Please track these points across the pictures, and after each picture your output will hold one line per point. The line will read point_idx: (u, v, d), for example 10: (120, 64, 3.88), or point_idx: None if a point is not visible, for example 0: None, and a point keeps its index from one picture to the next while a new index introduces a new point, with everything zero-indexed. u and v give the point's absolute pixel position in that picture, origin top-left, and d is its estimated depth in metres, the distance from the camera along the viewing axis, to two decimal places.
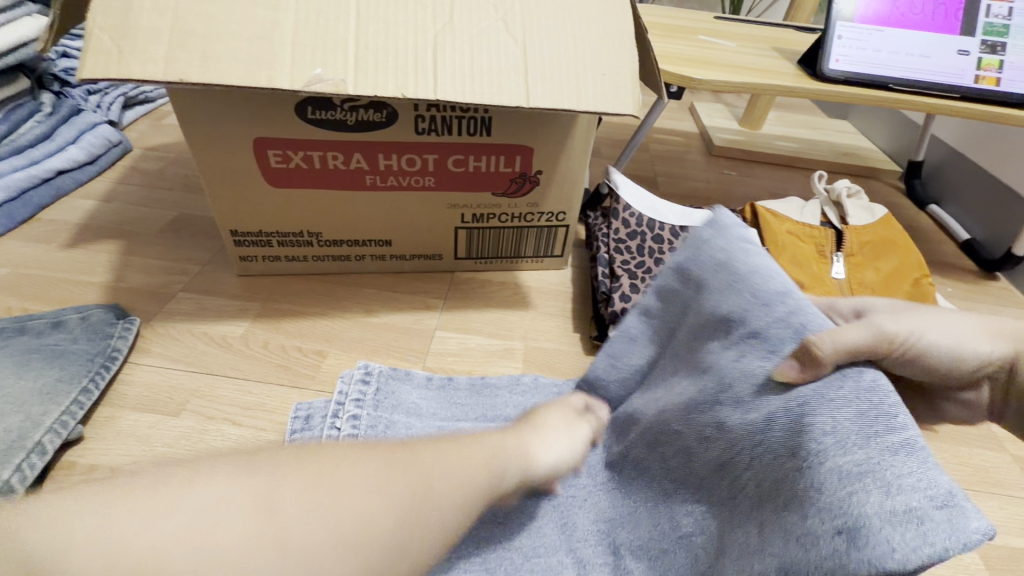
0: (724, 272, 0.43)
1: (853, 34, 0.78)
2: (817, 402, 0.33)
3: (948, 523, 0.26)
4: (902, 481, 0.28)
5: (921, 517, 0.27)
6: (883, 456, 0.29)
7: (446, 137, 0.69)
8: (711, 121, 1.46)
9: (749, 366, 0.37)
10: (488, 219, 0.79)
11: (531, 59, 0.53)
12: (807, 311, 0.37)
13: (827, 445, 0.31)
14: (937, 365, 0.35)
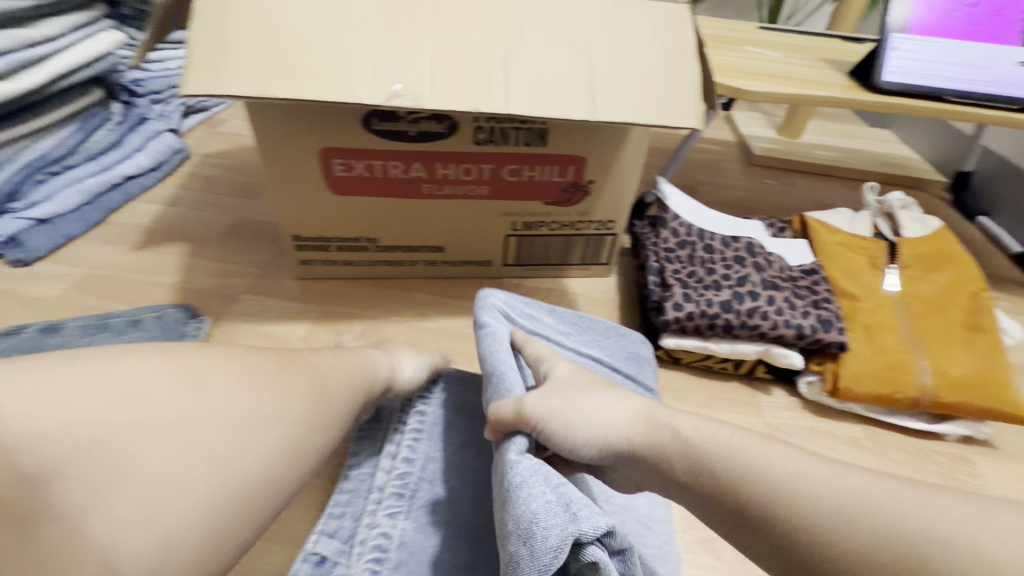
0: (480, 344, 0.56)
1: (908, 46, 0.77)
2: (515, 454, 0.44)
3: (563, 525, 0.38)
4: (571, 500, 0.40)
5: (569, 522, 0.38)
6: (554, 490, 0.40)
7: (503, 147, 0.71)
8: (749, 129, 1.46)
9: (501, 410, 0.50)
10: (539, 227, 0.81)
11: (597, 74, 0.55)
12: (504, 382, 0.50)
13: (517, 480, 0.42)
14: (566, 439, 0.45)
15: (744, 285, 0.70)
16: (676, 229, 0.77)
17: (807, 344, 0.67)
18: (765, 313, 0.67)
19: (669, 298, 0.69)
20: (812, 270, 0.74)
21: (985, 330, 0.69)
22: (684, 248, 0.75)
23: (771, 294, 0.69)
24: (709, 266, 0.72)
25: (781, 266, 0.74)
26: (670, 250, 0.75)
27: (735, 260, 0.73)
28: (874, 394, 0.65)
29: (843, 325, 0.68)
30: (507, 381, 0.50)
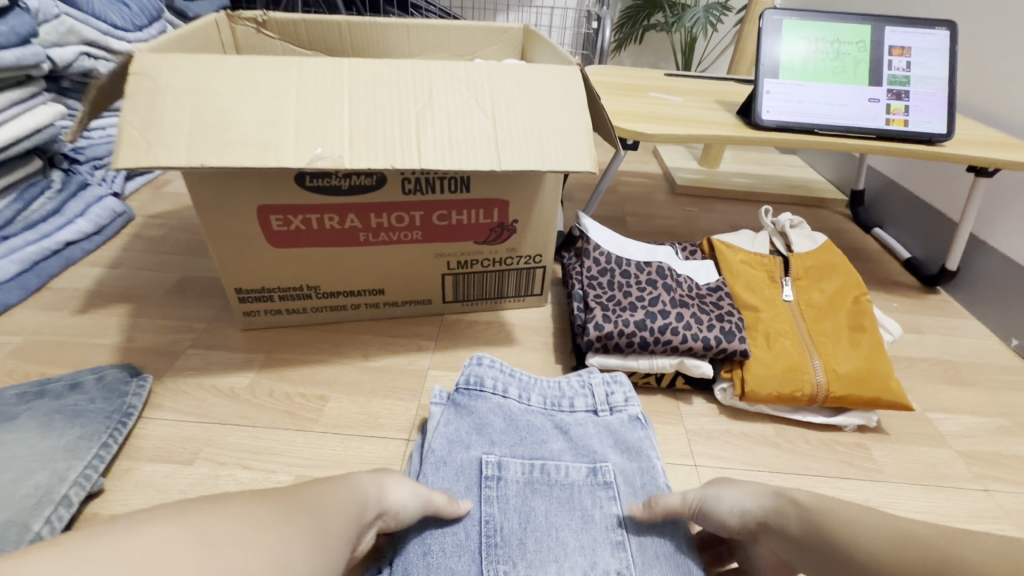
0: (478, 393, 0.68)
1: (781, 88, 0.89)
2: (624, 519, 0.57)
3: (669, 562, 0.54)
4: (643, 542, 0.55)
5: (661, 554, 0.54)
6: (631, 525, 0.56)
7: (430, 195, 0.77)
8: (673, 162, 1.60)
9: (533, 452, 0.63)
10: (471, 265, 0.87)
11: (500, 130, 0.62)
12: (524, 447, 0.63)
13: (615, 514, 0.57)
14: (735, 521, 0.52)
15: (656, 305, 0.77)
16: (597, 258, 0.85)
17: (715, 354, 0.74)
18: (675, 328, 0.74)
19: (591, 320, 0.76)
20: (717, 287, 0.83)
21: (865, 329, 0.78)
22: (604, 275, 0.83)
23: (679, 311, 0.76)
24: (626, 290, 0.80)
25: (690, 285, 0.82)
26: (592, 278, 0.83)
27: (648, 282, 0.80)
28: (776, 392, 0.73)
29: (744, 334, 0.75)
30: (512, 429, 0.65)
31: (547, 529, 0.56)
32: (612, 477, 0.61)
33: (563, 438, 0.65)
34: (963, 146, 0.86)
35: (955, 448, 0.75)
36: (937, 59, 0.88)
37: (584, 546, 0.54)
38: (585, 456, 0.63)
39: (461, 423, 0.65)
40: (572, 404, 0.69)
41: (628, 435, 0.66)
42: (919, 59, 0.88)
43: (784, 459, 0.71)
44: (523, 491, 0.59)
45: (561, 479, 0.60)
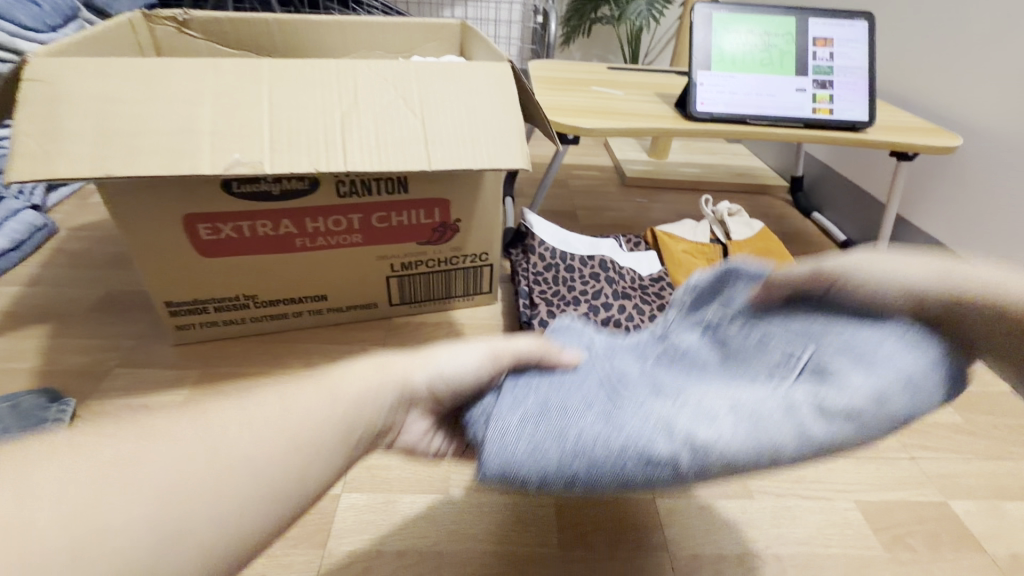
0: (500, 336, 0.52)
1: (714, 80, 0.91)
2: (799, 342, 0.35)
3: (888, 368, 0.32)
4: (850, 350, 0.33)
5: (871, 362, 0.32)
6: (839, 362, 0.33)
7: (367, 198, 0.75)
8: (623, 155, 1.62)
9: (596, 327, 0.43)
10: (416, 266, 0.86)
11: (430, 129, 0.61)
12: (575, 315, 0.47)
13: (779, 333, 0.36)
14: None
15: (599, 298, 0.78)
16: (542, 253, 0.85)
17: None
18: (617, 321, 0.75)
19: (536, 316, 0.76)
20: (659, 278, 0.84)
21: None
22: (549, 270, 0.83)
23: (621, 304, 0.77)
24: (570, 284, 0.80)
25: (632, 277, 0.83)
26: (537, 273, 0.83)
27: (592, 276, 0.81)
28: None
29: None
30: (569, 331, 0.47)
31: (652, 384, 0.34)
32: (723, 271, 0.38)
33: (651, 319, 0.42)
34: (884, 132, 0.90)
35: None
36: (857, 50, 0.91)
37: (748, 415, 0.31)
38: (691, 304, 0.40)
39: (563, 333, 0.39)
40: (633, 324, 0.42)
41: (710, 314, 0.38)
42: (841, 49, 0.91)
43: None
44: (591, 351, 0.38)
45: (683, 342, 0.38)
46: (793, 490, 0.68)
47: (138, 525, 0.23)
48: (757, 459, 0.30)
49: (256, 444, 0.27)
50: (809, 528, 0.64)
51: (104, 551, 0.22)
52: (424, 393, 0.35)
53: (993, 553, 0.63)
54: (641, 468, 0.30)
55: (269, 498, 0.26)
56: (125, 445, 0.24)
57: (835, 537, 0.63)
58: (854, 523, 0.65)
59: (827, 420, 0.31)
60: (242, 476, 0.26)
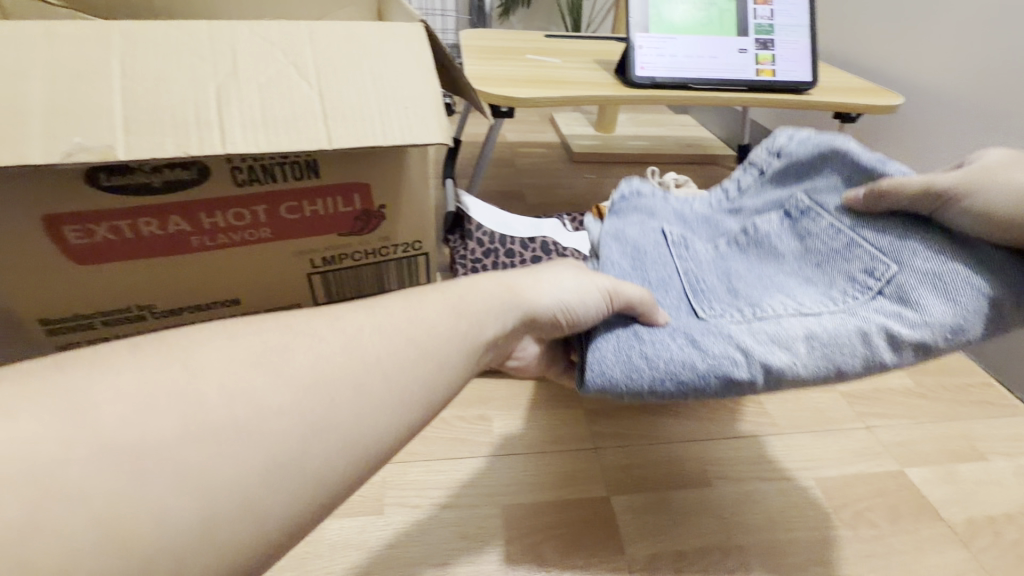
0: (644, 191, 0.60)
1: (653, 43, 0.85)
2: (902, 252, 0.46)
3: (960, 279, 0.44)
4: (928, 272, 0.45)
5: (943, 275, 0.45)
6: (913, 268, 0.46)
7: (271, 185, 0.66)
8: (570, 129, 1.55)
9: (761, 225, 0.54)
10: (340, 260, 0.77)
11: (328, 101, 0.52)
12: (688, 218, 0.58)
13: (903, 256, 0.46)
14: None
15: None
16: (480, 238, 0.79)
17: None
18: None
19: None
20: None
21: None
22: (489, 257, 0.78)
23: None
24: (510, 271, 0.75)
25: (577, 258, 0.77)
26: (476, 261, 0.78)
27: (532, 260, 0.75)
28: None
29: None
30: (680, 211, 0.58)
31: (757, 278, 0.51)
32: (811, 199, 0.52)
33: (764, 213, 0.55)
34: (827, 93, 0.87)
35: (839, 391, 0.77)
36: (797, 6, 0.87)
37: (825, 342, 0.44)
38: (806, 199, 0.53)
39: (634, 224, 0.57)
40: (737, 187, 0.59)
41: (794, 150, 0.55)
42: (781, 7, 0.87)
43: (684, 428, 0.70)
44: (719, 260, 0.53)
45: (810, 246, 0.51)
46: (752, 472, 0.65)
47: (238, 441, 0.26)
48: (828, 374, 0.44)
49: (355, 391, 0.31)
50: (768, 511, 0.61)
51: (221, 447, 0.26)
52: (547, 316, 0.44)
53: (948, 519, 0.62)
54: (723, 384, 0.44)
55: (350, 446, 0.30)
56: (244, 375, 0.28)
57: (794, 518, 0.61)
58: (814, 502, 0.62)
59: (896, 349, 0.44)
60: (326, 412, 0.29)
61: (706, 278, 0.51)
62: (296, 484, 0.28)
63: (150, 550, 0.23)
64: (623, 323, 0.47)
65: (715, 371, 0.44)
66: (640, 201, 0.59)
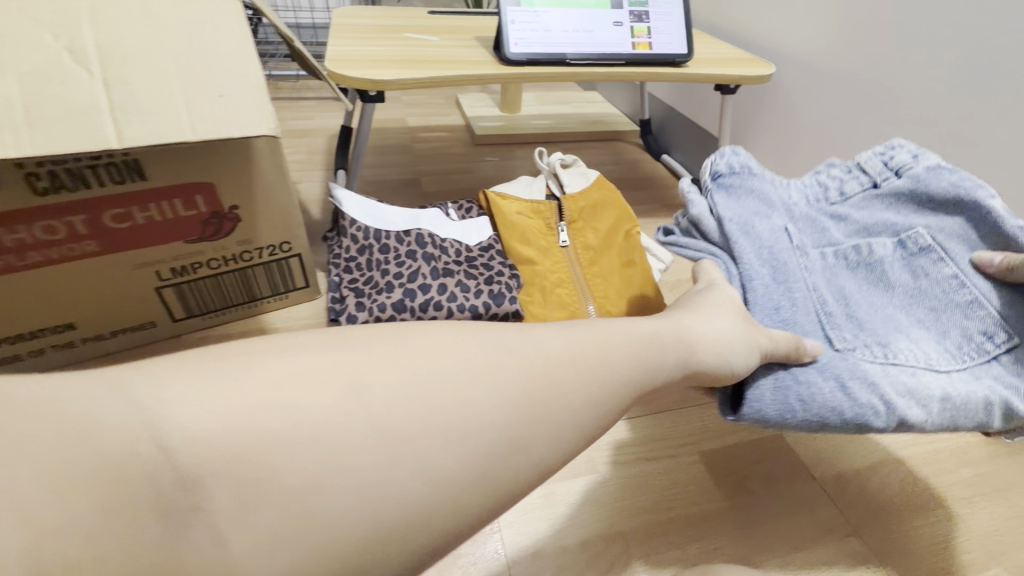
0: (745, 166, 0.55)
1: (525, 17, 0.82)
2: (1006, 331, 0.48)
3: None
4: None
5: None
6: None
7: (86, 192, 0.56)
8: (474, 111, 1.50)
9: (874, 247, 0.53)
10: (193, 270, 0.70)
11: (117, 92, 0.45)
12: (792, 204, 0.55)
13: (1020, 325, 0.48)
14: None
15: (415, 280, 0.67)
16: (354, 235, 0.73)
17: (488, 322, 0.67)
18: (437, 303, 0.66)
19: (343, 311, 0.65)
20: (488, 246, 0.76)
21: (636, 264, 0.77)
22: (363, 254, 0.71)
23: (442, 282, 0.68)
24: (384, 268, 0.69)
25: (458, 249, 0.74)
26: (349, 260, 0.71)
27: (408, 255, 0.70)
28: None
29: (515, 294, 0.69)
30: (778, 200, 0.55)
31: (869, 306, 0.51)
32: (933, 238, 0.51)
33: (868, 225, 0.54)
34: (703, 65, 0.87)
35: None
36: None
37: (951, 403, 0.45)
38: (918, 222, 0.52)
39: (743, 203, 0.53)
40: (840, 188, 0.56)
41: (934, 184, 0.52)
42: None
43: None
44: (829, 275, 0.52)
45: (911, 279, 0.51)
46: (638, 453, 0.65)
47: (451, 448, 0.29)
48: (945, 427, 0.46)
49: (547, 426, 0.32)
50: (652, 490, 0.62)
51: (435, 448, 0.29)
52: (707, 369, 0.42)
53: (820, 477, 0.65)
54: (858, 428, 0.44)
55: (534, 464, 0.32)
56: (466, 389, 0.31)
57: (675, 494, 0.62)
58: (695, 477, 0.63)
59: (1007, 419, 0.47)
60: (524, 433, 0.31)
61: (821, 299, 0.50)
62: (473, 504, 0.29)
63: (379, 526, 0.27)
64: (771, 370, 0.46)
65: (847, 421, 0.44)
66: (738, 173, 0.55)
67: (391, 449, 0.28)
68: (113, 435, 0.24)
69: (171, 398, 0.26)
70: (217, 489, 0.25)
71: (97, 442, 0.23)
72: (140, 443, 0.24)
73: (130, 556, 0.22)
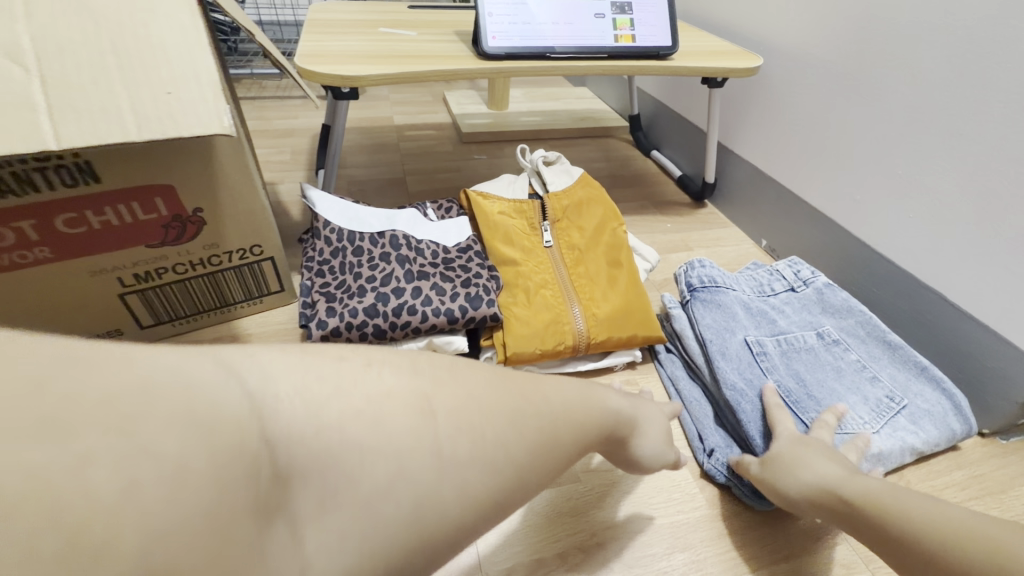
0: (722, 278, 0.76)
1: (503, 9, 0.79)
2: (894, 374, 0.67)
3: (922, 372, 0.66)
4: (895, 368, 0.67)
5: (913, 368, 0.67)
6: (893, 367, 0.67)
7: (33, 196, 0.53)
8: (461, 108, 1.47)
9: (781, 322, 0.72)
10: (157, 275, 0.67)
11: (54, 88, 0.42)
12: (747, 327, 0.71)
13: (879, 358, 0.68)
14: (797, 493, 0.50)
15: (389, 283, 0.65)
16: (328, 237, 0.70)
17: (465, 326, 0.65)
18: (412, 307, 0.63)
19: (314, 317, 0.62)
20: (468, 247, 0.73)
21: (621, 264, 0.75)
22: (336, 257, 0.69)
23: (417, 286, 0.65)
24: (358, 271, 0.66)
25: (434, 250, 0.71)
26: (322, 264, 0.68)
27: (382, 257, 0.68)
28: (539, 349, 0.65)
29: (494, 296, 0.67)
30: (725, 298, 0.73)
31: (823, 384, 0.65)
32: (840, 335, 0.71)
33: (804, 334, 0.71)
34: (688, 58, 0.84)
35: None
36: None
37: (862, 417, 0.62)
38: (820, 330, 0.72)
39: (714, 314, 0.71)
40: (771, 287, 0.78)
41: (832, 300, 0.75)
42: None
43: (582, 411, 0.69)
44: (786, 359, 0.67)
45: (857, 377, 0.66)
46: None
47: (464, 472, 0.31)
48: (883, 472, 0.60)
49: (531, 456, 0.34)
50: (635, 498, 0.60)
51: (425, 469, 0.29)
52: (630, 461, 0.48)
53: None
54: None
55: (508, 487, 0.33)
56: (460, 415, 0.32)
57: (659, 502, 0.59)
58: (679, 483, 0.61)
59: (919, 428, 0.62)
60: (505, 468, 0.33)
61: (765, 370, 0.66)
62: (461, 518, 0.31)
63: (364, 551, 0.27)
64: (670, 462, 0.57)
65: None
66: (706, 266, 0.77)
67: (440, 448, 0.30)
68: (173, 416, 0.22)
69: (206, 381, 0.24)
70: (297, 481, 0.25)
71: (151, 436, 0.21)
72: (215, 423, 0.23)
73: (220, 547, 0.21)
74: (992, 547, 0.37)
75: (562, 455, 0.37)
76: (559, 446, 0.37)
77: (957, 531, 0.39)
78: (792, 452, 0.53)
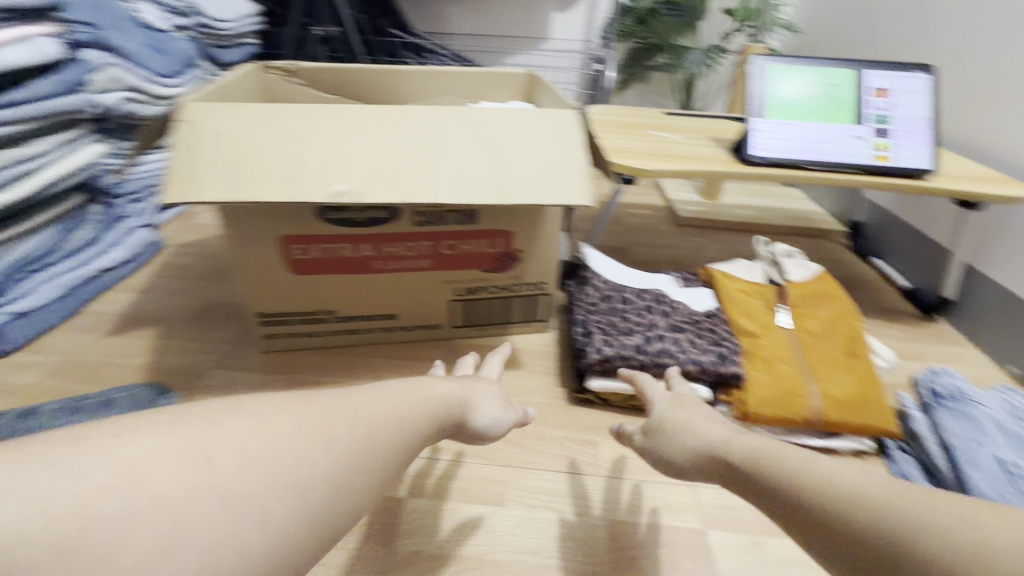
0: (972, 393, 0.77)
1: (767, 127, 0.95)
2: None
3: None
4: None
5: None
6: None
7: (441, 227, 0.81)
8: (676, 195, 1.65)
9: None
10: (478, 291, 0.91)
11: (508, 168, 0.68)
12: (1004, 443, 0.70)
13: None
14: (695, 445, 0.58)
15: (653, 330, 0.81)
16: (598, 285, 0.90)
17: (711, 377, 0.77)
18: (671, 353, 0.77)
19: (591, 344, 0.79)
20: (713, 314, 0.87)
21: (859, 355, 0.81)
22: (605, 302, 0.87)
23: (675, 337, 0.80)
24: (626, 316, 0.84)
25: (687, 311, 0.86)
26: (593, 304, 0.87)
27: (646, 309, 0.85)
28: (777, 412, 0.74)
29: (737, 359, 0.79)
30: (976, 411, 0.74)
31: None
32: None
33: None
34: (948, 180, 0.90)
35: None
36: (920, 101, 0.93)
37: None
38: None
39: (963, 424, 0.73)
40: None
41: None
42: (899, 100, 0.94)
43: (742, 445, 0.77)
44: None
45: None
46: None
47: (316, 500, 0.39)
48: None
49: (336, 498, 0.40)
50: None
51: (272, 515, 0.36)
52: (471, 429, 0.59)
53: None
54: None
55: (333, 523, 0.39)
56: (243, 470, 0.36)
57: None
58: None
59: None
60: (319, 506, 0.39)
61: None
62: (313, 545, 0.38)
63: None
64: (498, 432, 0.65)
65: None
66: (953, 379, 0.80)
67: (257, 497, 0.36)
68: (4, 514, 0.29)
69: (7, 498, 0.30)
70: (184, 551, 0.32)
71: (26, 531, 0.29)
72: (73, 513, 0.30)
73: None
74: (955, 539, 0.36)
75: (369, 480, 0.43)
76: (350, 484, 0.41)
77: (879, 495, 0.41)
78: (676, 422, 0.61)
